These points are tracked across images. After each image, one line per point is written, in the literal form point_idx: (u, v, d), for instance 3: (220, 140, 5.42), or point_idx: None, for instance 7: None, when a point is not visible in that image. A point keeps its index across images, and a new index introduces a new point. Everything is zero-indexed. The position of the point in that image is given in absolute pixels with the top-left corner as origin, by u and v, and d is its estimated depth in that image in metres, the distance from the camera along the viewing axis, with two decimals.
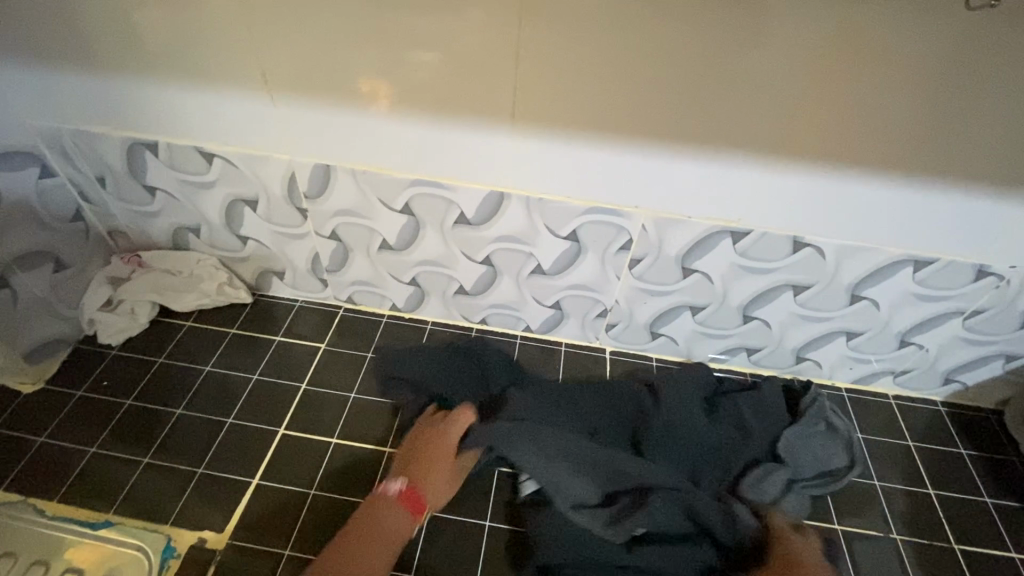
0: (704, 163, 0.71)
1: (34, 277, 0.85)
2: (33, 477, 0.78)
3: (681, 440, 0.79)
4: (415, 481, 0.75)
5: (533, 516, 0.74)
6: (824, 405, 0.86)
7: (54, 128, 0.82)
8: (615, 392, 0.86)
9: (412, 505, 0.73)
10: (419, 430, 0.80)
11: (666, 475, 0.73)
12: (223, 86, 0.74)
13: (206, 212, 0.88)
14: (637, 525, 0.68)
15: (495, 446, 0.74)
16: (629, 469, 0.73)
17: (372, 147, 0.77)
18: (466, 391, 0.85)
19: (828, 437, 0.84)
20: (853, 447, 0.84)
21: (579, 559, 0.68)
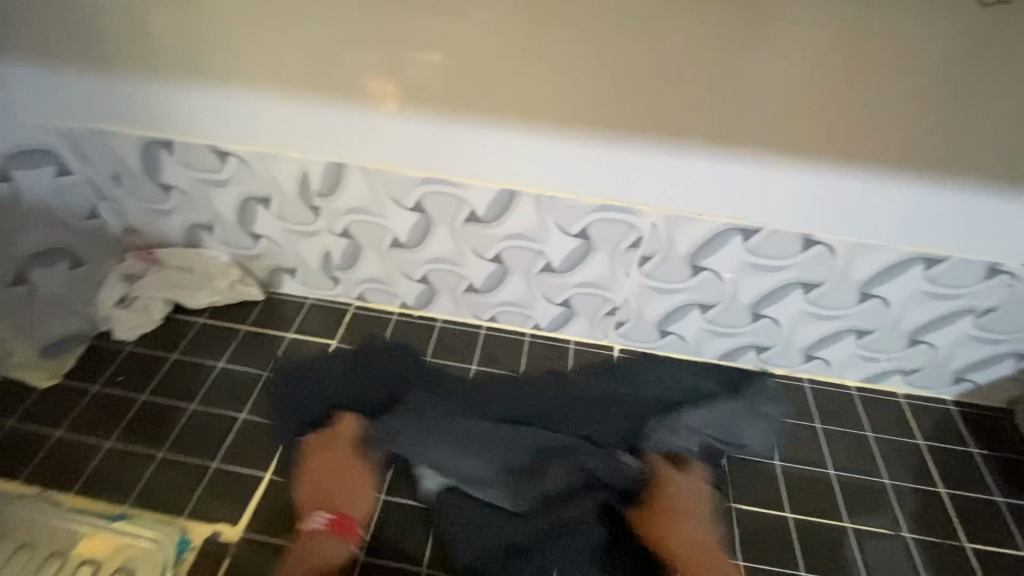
0: (717, 160, 0.71)
1: (50, 274, 0.88)
2: (50, 470, 0.79)
3: (576, 413, 0.85)
4: (337, 497, 0.76)
5: (443, 515, 0.74)
6: (760, 389, 0.91)
7: (70, 127, 0.83)
8: (539, 390, 0.88)
9: (340, 529, 0.73)
10: (318, 447, 0.81)
11: (560, 440, 0.80)
12: (238, 85, 0.75)
13: (219, 210, 0.89)
14: (534, 487, 0.75)
15: (386, 434, 0.80)
16: (522, 442, 0.79)
17: (384, 145, 0.77)
18: (376, 381, 0.89)
19: (751, 408, 0.87)
20: (772, 428, 0.87)
21: (500, 535, 0.72)
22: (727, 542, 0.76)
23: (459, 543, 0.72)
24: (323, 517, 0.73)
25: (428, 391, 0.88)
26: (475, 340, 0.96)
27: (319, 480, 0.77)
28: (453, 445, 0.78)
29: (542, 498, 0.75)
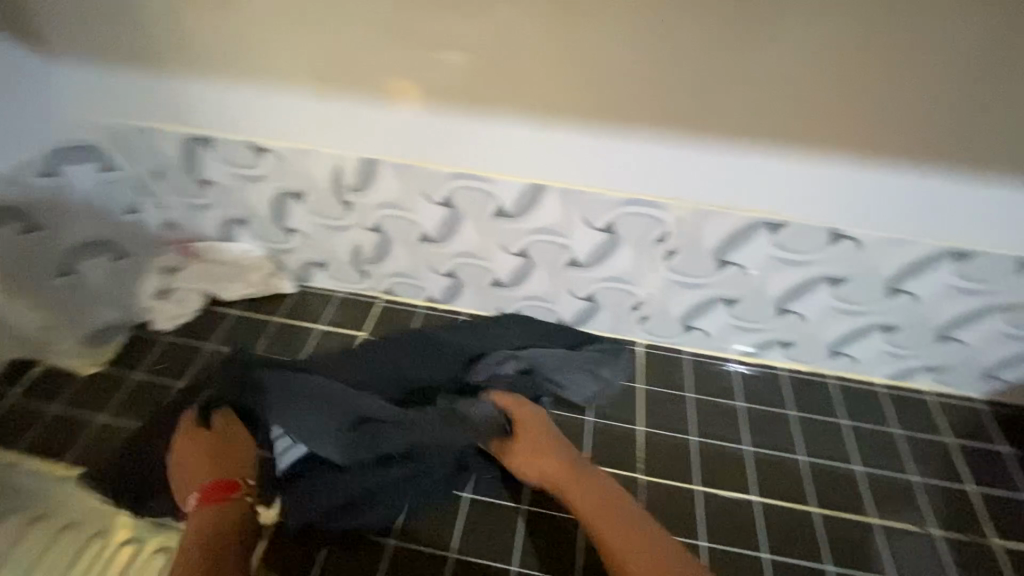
0: (738, 156, 0.73)
1: (94, 265, 0.91)
2: (93, 453, 0.82)
3: (402, 382, 0.86)
4: (221, 469, 0.73)
5: (302, 483, 0.76)
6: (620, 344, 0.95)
7: (116, 125, 0.87)
8: (386, 355, 0.89)
9: (215, 496, 0.70)
10: (189, 431, 0.77)
11: (385, 413, 0.78)
12: (277, 82, 0.78)
13: (254, 204, 0.92)
14: (371, 448, 0.76)
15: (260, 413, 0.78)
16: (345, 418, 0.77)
17: (416, 139, 0.80)
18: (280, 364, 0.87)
19: (583, 362, 0.90)
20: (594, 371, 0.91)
21: (342, 496, 0.74)
22: (751, 534, 0.77)
23: (306, 507, 0.73)
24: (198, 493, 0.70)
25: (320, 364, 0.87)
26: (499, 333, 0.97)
27: (210, 461, 0.74)
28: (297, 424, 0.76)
29: (372, 456, 0.76)
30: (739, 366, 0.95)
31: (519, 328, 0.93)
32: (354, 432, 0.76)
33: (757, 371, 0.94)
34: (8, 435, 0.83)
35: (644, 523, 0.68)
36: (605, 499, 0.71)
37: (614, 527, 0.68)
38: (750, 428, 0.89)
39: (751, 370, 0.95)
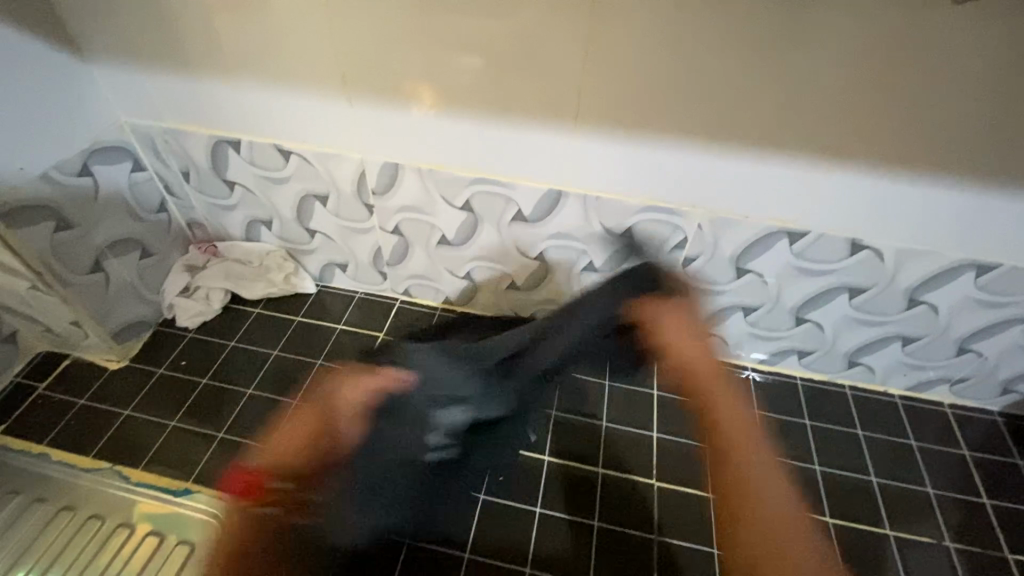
0: (762, 164, 0.72)
1: (123, 262, 0.92)
2: (118, 446, 0.84)
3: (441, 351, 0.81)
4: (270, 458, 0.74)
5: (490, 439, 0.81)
6: None
7: (150, 127, 0.89)
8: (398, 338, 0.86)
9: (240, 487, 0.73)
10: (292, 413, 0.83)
11: (490, 347, 0.81)
12: (301, 88, 0.79)
13: (278, 205, 0.94)
14: (518, 381, 0.81)
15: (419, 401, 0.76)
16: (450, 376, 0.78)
17: (437, 143, 0.80)
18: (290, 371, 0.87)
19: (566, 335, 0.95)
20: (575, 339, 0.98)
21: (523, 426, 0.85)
22: None
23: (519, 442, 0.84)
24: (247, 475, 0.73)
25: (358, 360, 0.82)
26: None
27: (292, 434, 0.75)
28: (432, 387, 0.77)
29: (518, 385, 0.81)
30: (754, 373, 0.96)
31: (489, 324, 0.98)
32: (503, 376, 0.80)
33: (772, 378, 0.95)
34: (37, 427, 0.86)
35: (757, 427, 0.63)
36: (731, 405, 0.66)
37: (734, 425, 0.63)
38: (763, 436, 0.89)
39: (767, 377, 0.96)
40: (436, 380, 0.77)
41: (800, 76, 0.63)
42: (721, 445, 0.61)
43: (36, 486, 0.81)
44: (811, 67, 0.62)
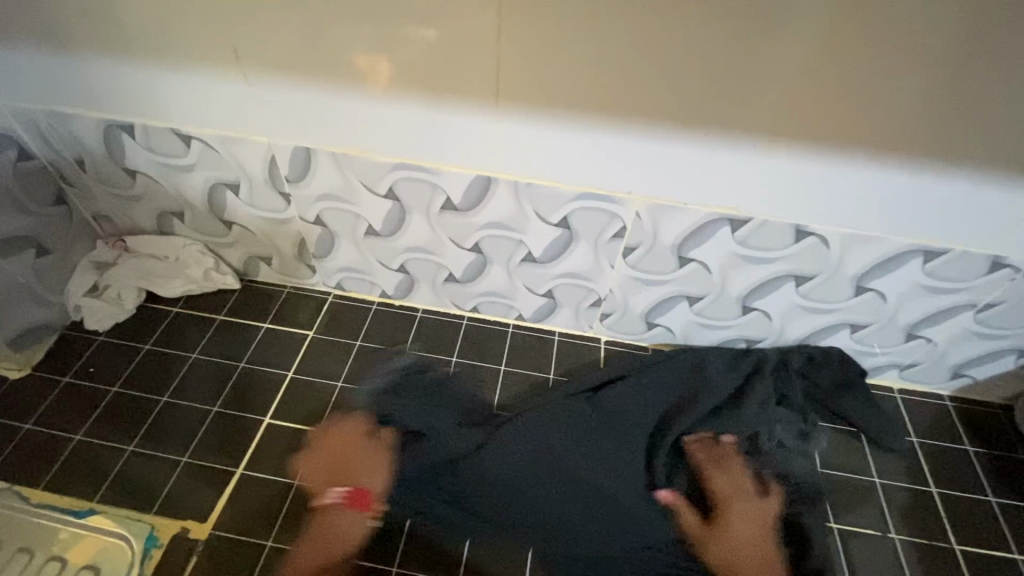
0: (701, 146, 0.66)
1: (15, 264, 0.83)
2: (18, 464, 0.78)
3: (648, 406, 0.82)
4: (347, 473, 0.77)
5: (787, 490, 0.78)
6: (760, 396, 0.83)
7: (28, 109, 0.79)
8: (626, 397, 0.82)
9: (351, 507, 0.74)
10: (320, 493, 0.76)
11: (689, 393, 0.83)
12: (192, 68, 0.70)
13: (188, 195, 0.85)
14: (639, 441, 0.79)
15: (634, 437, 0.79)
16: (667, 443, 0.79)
17: (351, 125, 0.72)
18: (585, 466, 0.76)
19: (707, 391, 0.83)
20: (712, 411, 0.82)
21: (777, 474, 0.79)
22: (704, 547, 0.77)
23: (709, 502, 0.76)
24: (344, 490, 0.75)
25: (600, 423, 0.80)
26: (454, 331, 0.95)
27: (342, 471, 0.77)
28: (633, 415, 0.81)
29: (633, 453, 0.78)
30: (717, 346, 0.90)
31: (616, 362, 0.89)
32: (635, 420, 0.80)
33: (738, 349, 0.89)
34: None
35: (770, 542, 0.73)
36: (760, 527, 0.73)
37: (755, 551, 0.71)
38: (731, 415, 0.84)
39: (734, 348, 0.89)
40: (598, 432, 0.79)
41: (741, 46, 0.57)
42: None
43: None
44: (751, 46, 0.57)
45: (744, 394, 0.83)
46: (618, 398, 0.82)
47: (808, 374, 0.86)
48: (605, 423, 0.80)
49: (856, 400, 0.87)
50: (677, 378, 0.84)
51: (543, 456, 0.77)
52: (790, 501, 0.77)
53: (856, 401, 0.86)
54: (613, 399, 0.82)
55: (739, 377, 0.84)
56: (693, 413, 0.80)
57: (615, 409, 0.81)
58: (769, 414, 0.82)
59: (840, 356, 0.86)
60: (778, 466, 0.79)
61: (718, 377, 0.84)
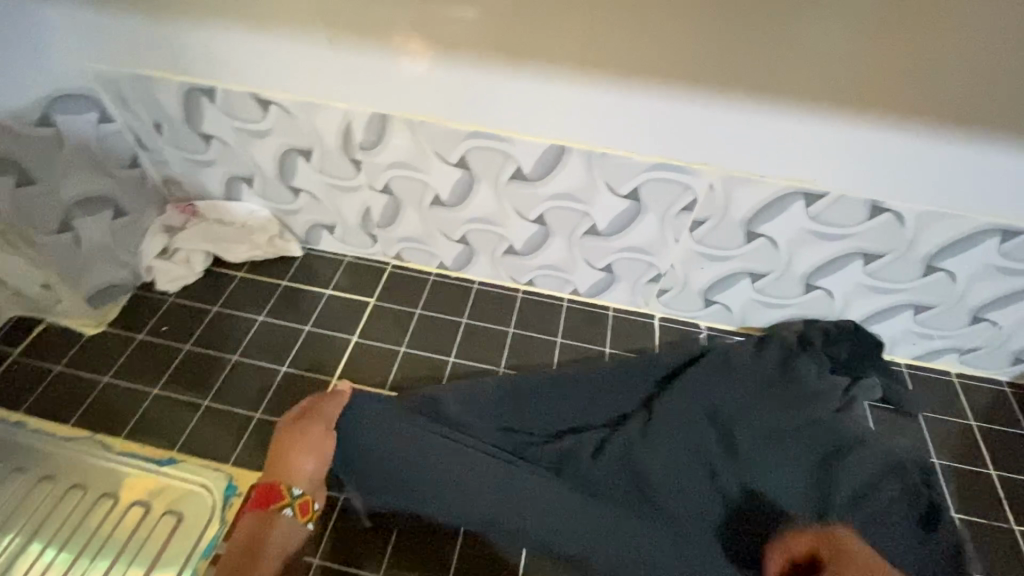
0: (785, 117, 0.66)
1: (95, 223, 0.85)
2: (98, 415, 0.81)
3: (699, 404, 0.78)
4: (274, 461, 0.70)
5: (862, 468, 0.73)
6: (815, 380, 0.81)
7: (110, 72, 0.81)
8: (678, 397, 0.78)
9: (267, 497, 0.67)
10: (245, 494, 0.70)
11: (735, 390, 0.80)
12: (279, 30, 0.71)
13: (259, 161, 0.87)
14: (696, 439, 0.75)
15: (685, 435, 0.76)
16: (722, 440, 0.76)
17: (430, 91, 0.73)
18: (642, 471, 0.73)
19: (752, 381, 0.81)
20: (766, 403, 0.79)
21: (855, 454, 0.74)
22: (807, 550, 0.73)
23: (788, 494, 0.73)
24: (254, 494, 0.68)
25: (650, 418, 0.78)
26: (511, 304, 0.97)
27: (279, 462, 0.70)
28: (683, 419, 0.77)
29: (691, 453, 0.75)
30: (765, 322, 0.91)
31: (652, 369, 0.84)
32: (686, 419, 0.77)
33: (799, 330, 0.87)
34: (13, 395, 0.82)
35: None
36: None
37: None
38: (797, 403, 0.79)
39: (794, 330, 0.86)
40: (647, 437, 0.75)
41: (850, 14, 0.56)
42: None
43: (17, 455, 0.78)
44: None
45: (798, 379, 0.81)
46: (670, 400, 0.78)
47: (830, 349, 0.85)
48: (666, 428, 0.76)
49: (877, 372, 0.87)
50: (717, 375, 0.81)
51: (606, 465, 0.74)
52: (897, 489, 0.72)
53: (878, 375, 0.87)
54: (665, 401, 0.78)
55: (779, 365, 0.82)
56: (750, 415, 0.78)
57: (677, 423, 0.76)
58: (825, 398, 0.80)
59: (853, 327, 0.86)
60: (849, 444, 0.75)
61: (763, 371, 0.81)
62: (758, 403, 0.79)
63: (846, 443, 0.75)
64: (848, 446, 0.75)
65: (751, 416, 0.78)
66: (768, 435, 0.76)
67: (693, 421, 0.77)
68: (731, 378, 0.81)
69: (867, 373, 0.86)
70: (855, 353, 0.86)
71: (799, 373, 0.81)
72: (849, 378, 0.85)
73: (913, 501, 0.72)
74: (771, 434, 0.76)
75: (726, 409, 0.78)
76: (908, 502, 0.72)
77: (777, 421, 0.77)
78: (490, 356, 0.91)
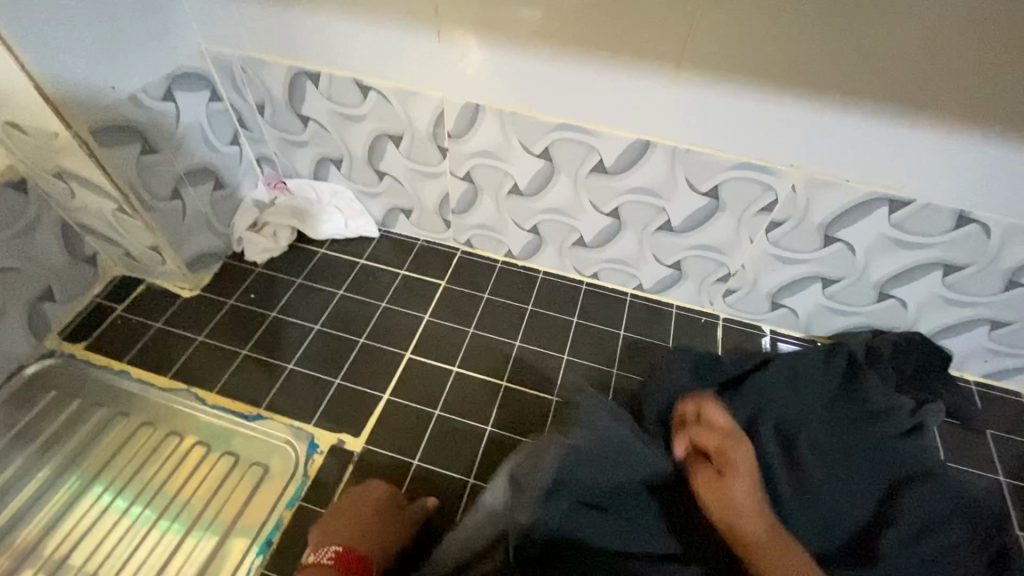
0: (881, 123, 0.67)
1: (199, 193, 0.93)
2: (193, 369, 0.88)
3: (759, 398, 0.79)
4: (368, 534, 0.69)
5: (932, 481, 0.71)
6: (878, 391, 0.80)
7: (225, 56, 0.87)
8: (739, 397, 0.79)
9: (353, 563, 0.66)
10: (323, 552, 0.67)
11: (795, 392, 0.80)
12: (389, 20, 0.76)
13: (351, 144, 0.93)
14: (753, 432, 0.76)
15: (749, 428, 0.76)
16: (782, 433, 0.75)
17: (525, 83, 0.77)
18: None
19: (812, 386, 0.81)
20: (829, 408, 0.79)
21: (919, 465, 0.73)
22: None
23: (854, 498, 0.70)
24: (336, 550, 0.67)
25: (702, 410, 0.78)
26: (575, 294, 1.00)
27: (365, 528, 0.69)
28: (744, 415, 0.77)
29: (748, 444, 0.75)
30: (828, 329, 0.92)
31: (715, 371, 0.84)
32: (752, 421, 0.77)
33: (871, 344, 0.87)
34: (115, 346, 0.91)
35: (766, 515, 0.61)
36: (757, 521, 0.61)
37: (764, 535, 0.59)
38: (862, 416, 0.79)
39: (868, 345, 0.86)
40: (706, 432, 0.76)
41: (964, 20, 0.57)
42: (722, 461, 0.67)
43: (118, 401, 0.85)
44: (962, 30, 0.57)
45: (861, 387, 0.81)
46: (735, 403, 0.79)
47: (897, 362, 0.84)
48: (719, 418, 0.77)
49: (942, 386, 0.86)
50: (776, 373, 0.81)
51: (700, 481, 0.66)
52: (971, 506, 0.69)
53: (945, 392, 0.86)
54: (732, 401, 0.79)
55: (838, 375, 0.83)
56: (816, 429, 0.76)
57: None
58: (888, 414, 0.79)
59: (921, 339, 0.86)
60: (918, 459, 0.74)
61: (827, 386, 0.81)
62: (822, 409, 0.79)
63: (911, 453, 0.74)
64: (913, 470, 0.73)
65: (810, 416, 0.78)
66: (830, 438, 0.76)
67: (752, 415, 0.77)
68: (793, 381, 0.81)
69: (930, 394, 0.84)
70: (926, 364, 0.85)
71: (859, 385, 0.81)
72: (914, 399, 0.82)
73: (981, 541, 0.67)
74: (830, 437, 0.76)
75: (787, 407, 0.78)
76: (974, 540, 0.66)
77: (836, 427, 0.77)
78: (554, 343, 0.94)
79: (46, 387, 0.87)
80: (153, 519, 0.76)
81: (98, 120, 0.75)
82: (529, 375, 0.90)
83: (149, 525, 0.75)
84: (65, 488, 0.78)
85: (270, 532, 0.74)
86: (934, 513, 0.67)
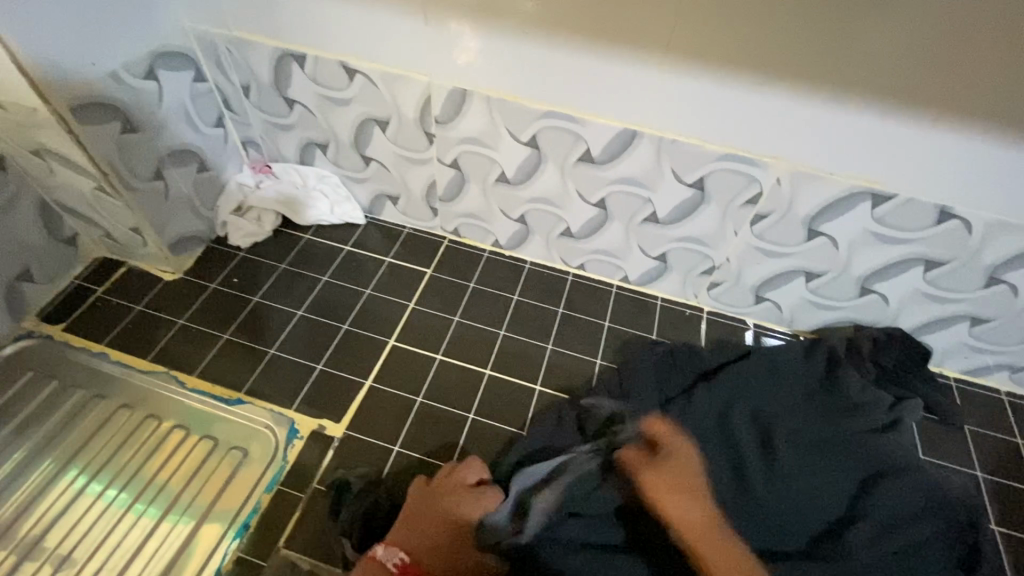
0: (865, 116, 0.67)
1: (182, 174, 0.91)
2: (173, 353, 0.88)
3: (732, 392, 0.79)
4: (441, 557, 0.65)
5: (902, 478, 0.71)
6: (854, 389, 0.81)
7: (210, 35, 0.86)
8: (716, 391, 0.79)
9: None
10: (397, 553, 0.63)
11: (771, 389, 0.80)
12: (376, 2, 0.75)
13: (337, 128, 0.92)
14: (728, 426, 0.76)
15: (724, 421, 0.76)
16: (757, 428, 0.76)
17: (513, 69, 0.76)
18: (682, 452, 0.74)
19: (787, 382, 0.81)
20: (805, 403, 0.79)
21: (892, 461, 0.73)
22: None
23: (826, 493, 0.70)
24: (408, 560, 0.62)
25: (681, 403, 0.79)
26: (561, 285, 1.00)
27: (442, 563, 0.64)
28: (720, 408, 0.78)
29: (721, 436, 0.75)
30: (812, 323, 0.92)
31: (693, 366, 0.85)
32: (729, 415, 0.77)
33: (852, 338, 0.87)
34: (94, 328, 0.90)
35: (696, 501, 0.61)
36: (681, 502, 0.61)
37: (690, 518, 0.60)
38: (840, 411, 0.79)
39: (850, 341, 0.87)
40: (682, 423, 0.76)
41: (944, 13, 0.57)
42: (652, 488, 0.62)
43: (96, 384, 0.84)
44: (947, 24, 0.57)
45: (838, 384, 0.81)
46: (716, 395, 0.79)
47: (876, 358, 0.85)
48: (696, 409, 0.77)
49: (921, 381, 0.86)
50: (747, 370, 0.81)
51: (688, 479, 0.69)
52: (942, 503, 0.70)
53: (924, 387, 0.86)
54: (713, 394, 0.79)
55: (816, 370, 0.83)
56: (794, 422, 0.77)
57: (704, 421, 0.77)
58: (863, 410, 0.79)
59: (902, 335, 0.86)
60: (892, 454, 0.74)
61: (807, 381, 0.82)
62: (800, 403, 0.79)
63: (884, 449, 0.75)
64: (887, 465, 0.73)
65: (785, 410, 0.78)
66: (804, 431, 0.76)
67: (728, 408, 0.78)
68: (768, 377, 0.82)
69: (909, 390, 0.85)
70: (907, 360, 0.86)
71: (837, 382, 0.82)
72: (892, 396, 0.83)
73: (950, 540, 0.68)
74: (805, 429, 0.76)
75: (761, 402, 0.79)
76: (942, 537, 0.67)
77: (812, 419, 0.77)
78: (538, 333, 0.94)
79: (24, 367, 0.86)
80: (129, 502, 0.75)
81: (78, 96, 0.74)
82: (512, 364, 0.90)
83: (124, 509, 0.75)
84: (39, 470, 0.77)
85: (247, 516, 0.74)
86: (902, 510, 0.68)
